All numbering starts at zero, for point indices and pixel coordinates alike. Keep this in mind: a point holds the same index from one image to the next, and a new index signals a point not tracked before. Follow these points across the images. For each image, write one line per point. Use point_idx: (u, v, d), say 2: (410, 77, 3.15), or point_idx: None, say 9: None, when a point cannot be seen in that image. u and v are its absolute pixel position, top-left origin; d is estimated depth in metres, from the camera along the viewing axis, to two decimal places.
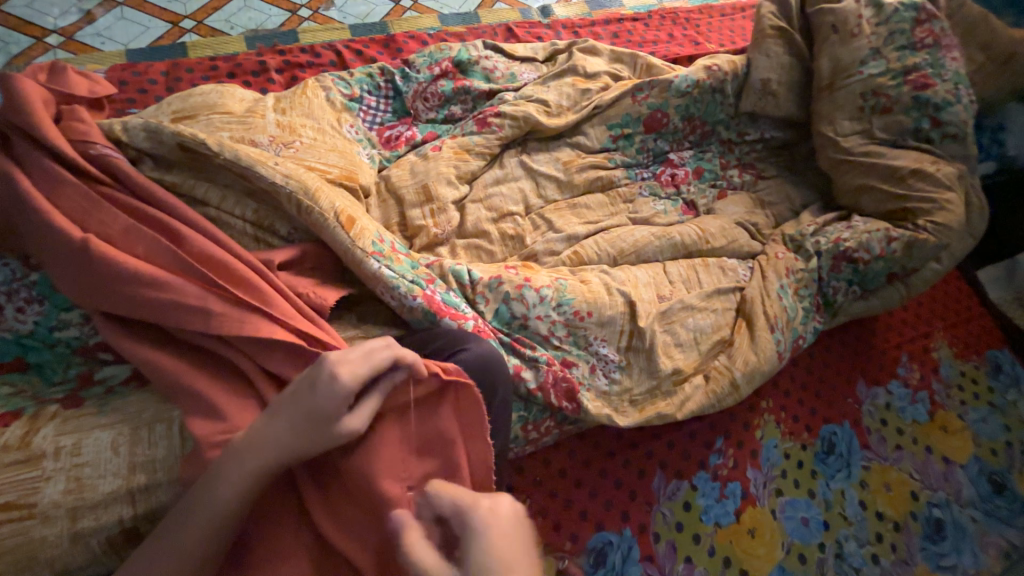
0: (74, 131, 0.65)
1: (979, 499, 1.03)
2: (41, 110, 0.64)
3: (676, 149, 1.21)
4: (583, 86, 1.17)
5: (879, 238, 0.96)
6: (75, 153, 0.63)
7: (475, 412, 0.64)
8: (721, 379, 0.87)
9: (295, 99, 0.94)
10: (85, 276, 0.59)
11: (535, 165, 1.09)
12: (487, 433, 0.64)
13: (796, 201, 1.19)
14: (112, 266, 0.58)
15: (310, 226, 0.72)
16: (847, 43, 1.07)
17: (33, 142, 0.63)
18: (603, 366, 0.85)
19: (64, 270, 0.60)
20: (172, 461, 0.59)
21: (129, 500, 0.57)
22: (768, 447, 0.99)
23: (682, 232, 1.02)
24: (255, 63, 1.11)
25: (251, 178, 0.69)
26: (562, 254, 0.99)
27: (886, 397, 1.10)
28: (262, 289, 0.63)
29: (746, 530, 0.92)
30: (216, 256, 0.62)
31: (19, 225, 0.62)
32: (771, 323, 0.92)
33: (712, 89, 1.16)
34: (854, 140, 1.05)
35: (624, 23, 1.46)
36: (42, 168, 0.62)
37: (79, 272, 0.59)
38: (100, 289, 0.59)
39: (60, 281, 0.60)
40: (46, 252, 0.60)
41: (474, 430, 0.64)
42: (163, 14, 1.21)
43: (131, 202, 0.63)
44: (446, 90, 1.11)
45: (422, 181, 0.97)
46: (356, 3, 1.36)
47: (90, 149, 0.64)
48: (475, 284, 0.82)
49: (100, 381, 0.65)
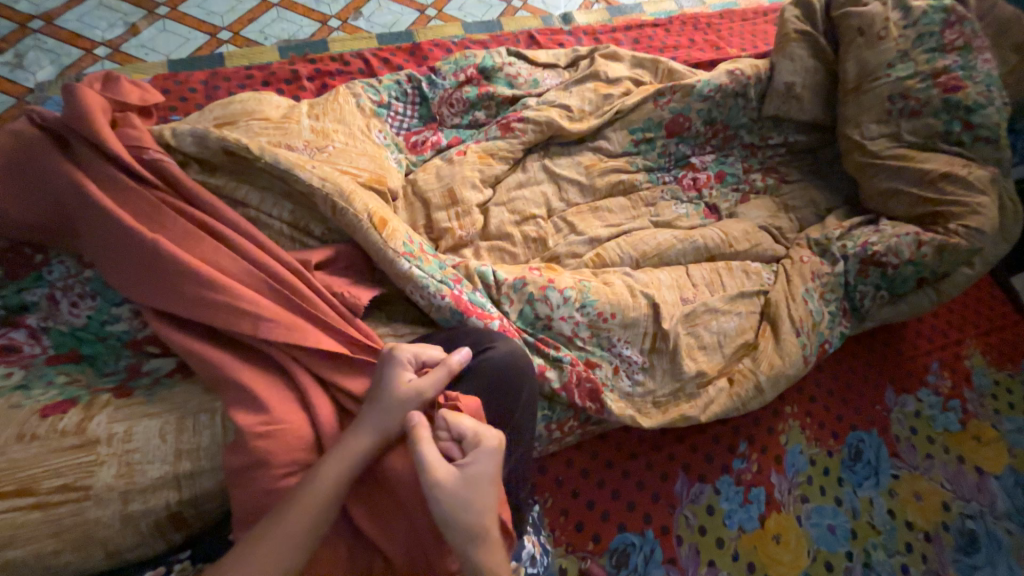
0: (128, 136, 0.69)
1: (1015, 511, 1.00)
2: (99, 116, 0.68)
3: (698, 153, 1.22)
4: (605, 91, 1.19)
5: (909, 242, 0.95)
6: (130, 157, 0.67)
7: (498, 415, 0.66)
8: (745, 382, 0.86)
9: (328, 105, 0.97)
10: (140, 273, 0.62)
11: (557, 169, 1.11)
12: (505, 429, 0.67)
13: (821, 205, 1.18)
14: (166, 264, 0.62)
15: (345, 228, 0.75)
16: (874, 46, 1.06)
17: (91, 145, 0.67)
18: (626, 367, 0.85)
19: (119, 267, 0.64)
20: (215, 449, 0.62)
21: (175, 485, 0.60)
22: (793, 453, 0.98)
23: (704, 236, 1.02)
24: (289, 72, 1.16)
25: (289, 181, 0.72)
26: (585, 256, 1.00)
27: (915, 405, 1.08)
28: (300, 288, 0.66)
29: (771, 535, 0.91)
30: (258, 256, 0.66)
31: (77, 224, 0.66)
32: (796, 326, 0.91)
33: (734, 93, 1.16)
34: (881, 143, 1.04)
35: (645, 29, 1.48)
36: (99, 171, 0.66)
37: (134, 269, 0.63)
38: (151, 284, 0.62)
39: (115, 277, 0.64)
40: (102, 250, 0.64)
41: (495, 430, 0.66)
42: (202, 26, 1.27)
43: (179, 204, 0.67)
44: (470, 96, 1.14)
45: (448, 185, 1.00)
46: (383, 13, 1.40)
47: (144, 154, 0.68)
48: (500, 284, 0.84)
49: (148, 372, 0.69)
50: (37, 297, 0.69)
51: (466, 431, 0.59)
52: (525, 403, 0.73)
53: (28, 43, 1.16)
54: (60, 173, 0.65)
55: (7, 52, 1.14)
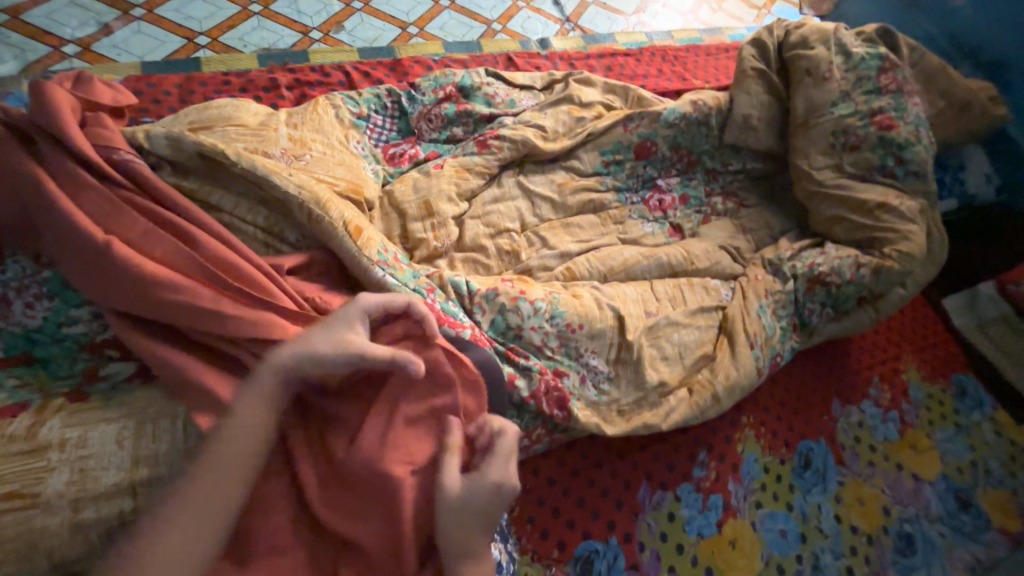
0: (99, 137, 0.69)
1: (946, 515, 1.08)
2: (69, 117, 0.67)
3: (664, 176, 1.29)
4: (578, 114, 1.25)
5: (850, 264, 1.03)
6: (100, 158, 0.67)
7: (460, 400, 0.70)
8: (703, 392, 0.91)
9: (306, 115, 0.99)
10: (104, 274, 0.61)
11: (531, 185, 1.15)
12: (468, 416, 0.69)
13: (775, 228, 1.27)
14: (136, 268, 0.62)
15: (320, 235, 0.76)
16: (820, 85, 1.17)
17: (58, 144, 0.67)
18: (592, 377, 0.88)
19: (82, 269, 0.62)
20: (175, 456, 0.61)
21: (130, 493, 0.59)
22: (749, 461, 1.04)
23: (668, 253, 1.08)
24: (267, 80, 1.16)
25: (265, 187, 0.73)
26: (556, 270, 1.04)
27: (858, 416, 1.16)
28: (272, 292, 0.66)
29: (728, 540, 0.95)
30: (230, 259, 0.66)
31: (38, 223, 0.65)
32: (751, 340, 0.97)
33: (697, 122, 1.25)
34: (826, 173, 1.14)
35: (617, 58, 1.57)
36: (65, 170, 0.65)
37: (99, 271, 0.61)
38: (115, 286, 0.61)
39: (78, 279, 0.63)
40: (64, 250, 0.63)
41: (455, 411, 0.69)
42: (179, 30, 1.26)
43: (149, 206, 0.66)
44: (449, 112, 1.18)
45: (425, 196, 1.02)
46: (365, 28, 1.43)
47: (115, 155, 0.68)
48: (473, 295, 0.86)
49: (106, 377, 0.66)
50: None
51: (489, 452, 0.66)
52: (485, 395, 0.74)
53: None
54: (22, 171, 0.64)
55: None
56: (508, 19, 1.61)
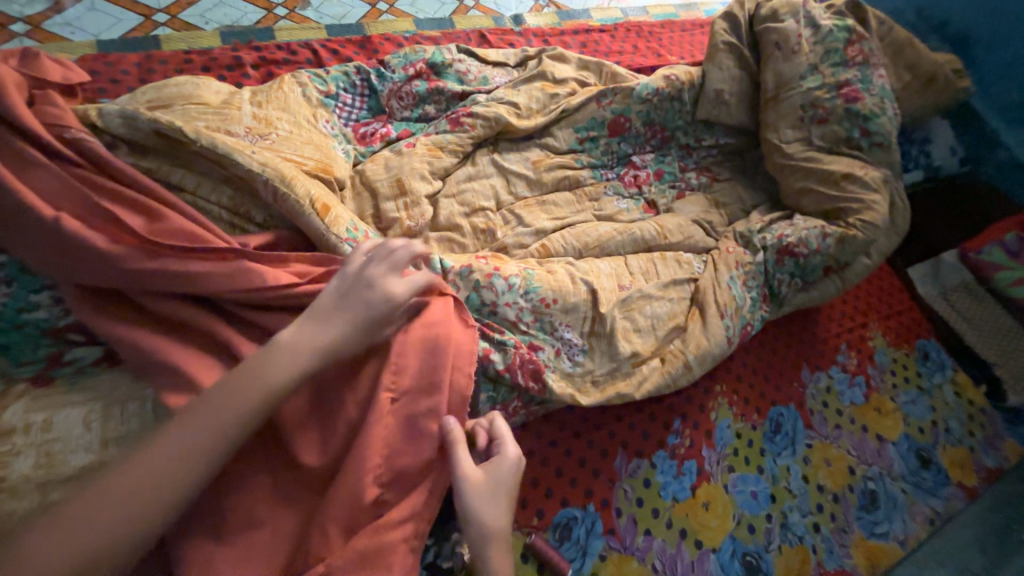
0: (48, 115, 0.66)
1: (908, 472, 1.14)
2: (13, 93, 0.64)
3: (639, 153, 1.29)
4: (551, 91, 1.24)
5: (816, 234, 1.06)
6: (50, 137, 0.64)
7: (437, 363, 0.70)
8: (675, 361, 0.93)
9: (272, 93, 0.96)
10: (62, 254, 0.61)
11: (506, 164, 1.15)
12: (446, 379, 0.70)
13: (747, 202, 1.29)
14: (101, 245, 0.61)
15: (287, 213, 0.75)
16: (789, 58, 1.18)
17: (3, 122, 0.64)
18: (567, 350, 0.90)
19: (39, 250, 0.61)
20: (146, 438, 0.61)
21: None
22: (722, 427, 1.07)
23: (642, 229, 1.10)
24: (231, 58, 1.13)
25: (227, 165, 0.72)
26: (531, 247, 1.05)
27: (827, 381, 1.21)
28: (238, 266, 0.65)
29: (702, 503, 0.99)
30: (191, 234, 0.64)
31: None
32: (721, 310, 0.99)
33: (670, 97, 1.25)
34: (795, 146, 1.16)
35: (592, 34, 1.55)
36: (12, 149, 0.63)
37: (56, 251, 0.61)
38: (75, 265, 0.61)
39: (39, 259, 0.62)
40: (17, 233, 0.61)
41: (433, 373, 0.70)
42: (136, 7, 1.21)
43: (104, 184, 0.65)
44: (420, 90, 1.16)
45: (397, 175, 1.01)
46: (333, 4, 1.39)
47: (65, 132, 0.65)
48: (447, 272, 0.86)
49: (71, 361, 0.66)
50: None
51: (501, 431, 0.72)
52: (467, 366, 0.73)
53: None
54: None
55: None
56: None
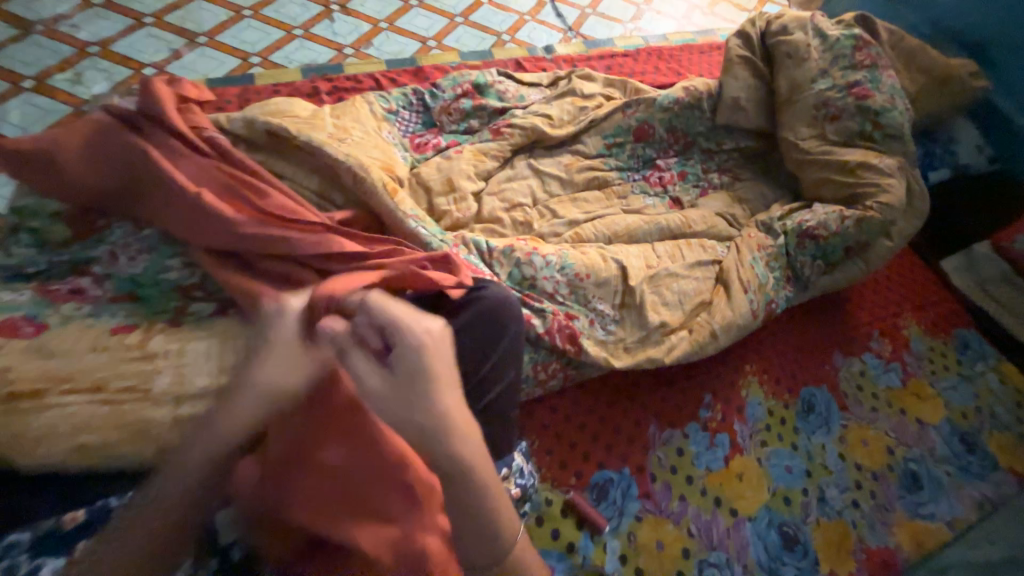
0: (193, 122, 0.87)
1: (951, 455, 1.13)
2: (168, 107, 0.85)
3: (663, 156, 1.41)
4: (581, 104, 1.40)
5: (835, 218, 1.13)
6: (193, 136, 0.84)
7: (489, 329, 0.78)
8: (702, 331, 1.01)
9: (346, 109, 1.16)
10: (196, 219, 0.78)
11: (541, 166, 1.29)
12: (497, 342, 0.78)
13: (769, 198, 1.37)
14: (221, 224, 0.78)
15: (362, 196, 0.90)
16: (800, 65, 1.29)
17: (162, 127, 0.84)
18: (600, 320, 0.99)
19: (180, 217, 0.79)
20: None
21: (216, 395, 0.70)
22: (753, 404, 1.11)
23: (668, 219, 1.19)
24: (311, 88, 1.35)
25: (319, 157, 0.89)
26: (565, 235, 1.16)
27: (860, 366, 1.23)
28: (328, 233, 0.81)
29: (735, 474, 1.03)
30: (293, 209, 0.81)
31: (143, 186, 0.81)
32: (744, 286, 1.07)
33: (690, 106, 1.38)
34: (811, 142, 1.25)
35: (616, 58, 1.72)
36: (166, 144, 0.82)
37: (193, 218, 0.78)
38: (205, 227, 0.77)
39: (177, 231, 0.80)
40: (166, 206, 0.80)
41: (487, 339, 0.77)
42: (236, 52, 1.47)
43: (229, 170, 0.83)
44: (466, 106, 1.34)
45: (447, 175, 1.17)
46: (390, 43, 1.62)
47: (204, 134, 0.86)
48: (491, 251, 0.99)
49: (193, 312, 0.79)
50: (100, 252, 0.80)
51: (387, 321, 0.69)
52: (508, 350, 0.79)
53: (87, 64, 1.34)
54: (134, 146, 0.81)
55: (67, 71, 1.32)
56: (516, 31, 1.80)
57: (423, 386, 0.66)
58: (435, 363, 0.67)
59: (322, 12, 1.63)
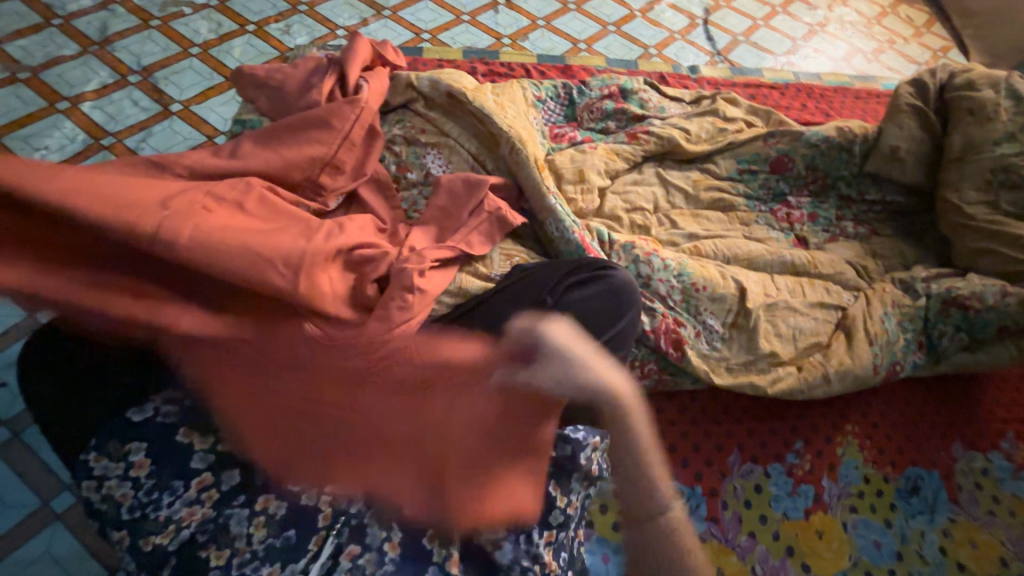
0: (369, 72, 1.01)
1: None
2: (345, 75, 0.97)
3: (796, 193, 1.35)
4: (721, 126, 1.38)
5: (994, 291, 1.03)
6: (352, 81, 0.97)
7: (602, 316, 0.80)
8: (814, 371, 0.98)
9: (504, 89, 1.26)
10: (306, 136, 0.86)
11: (669, 177, 1.30)
12: (609, 328, 0.81)
13: (909, 258, 1.27)
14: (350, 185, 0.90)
15: (513, 165, 0.99)
16: (983, 124, 1.18)
17: (336, 68, 0.98)
18: (707, 334, 0.99)
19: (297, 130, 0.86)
20: None
21: None
22: (848, 466, 1.03)
23: (794, 254, 1.13)
24: (469, 68, 1.48)
25: (487, 125, 1.00)
26: (682, 246, 1.17)
27: (983, 463, 1.09)
28: (473, 182, 0.93)
29: (815, 529, 0.96)
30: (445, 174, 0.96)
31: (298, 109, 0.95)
32: (871, 338, 1.01)
33: (840, 147, 1.31)
34: (979, 208, 1.14)
35: (762, 89, 1.68)
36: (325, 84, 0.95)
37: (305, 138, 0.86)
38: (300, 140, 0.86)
39: (294, 164, 0.84)
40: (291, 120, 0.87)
41: (596, 326, 0.80)
42: (411, 27, 1.65)
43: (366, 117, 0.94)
44: (608, 107, 1.38)
45: (579, 166, 1.22)
46: (544, 40, 1.72)
47: (362, 82, 0.98)
48: (611, 243, 1.01)
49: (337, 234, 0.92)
50: None
51: (539, 330, 0.70)
52: (617, 339, 0.81)
53: (295, 19, 1.58)
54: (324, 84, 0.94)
55: (280, 23, 1.56)
56: (664, 47, 1.82)
57: (570, 382, 0.67)
58: (580, 353, 0.68)
59: (489, 4, 1.77)
